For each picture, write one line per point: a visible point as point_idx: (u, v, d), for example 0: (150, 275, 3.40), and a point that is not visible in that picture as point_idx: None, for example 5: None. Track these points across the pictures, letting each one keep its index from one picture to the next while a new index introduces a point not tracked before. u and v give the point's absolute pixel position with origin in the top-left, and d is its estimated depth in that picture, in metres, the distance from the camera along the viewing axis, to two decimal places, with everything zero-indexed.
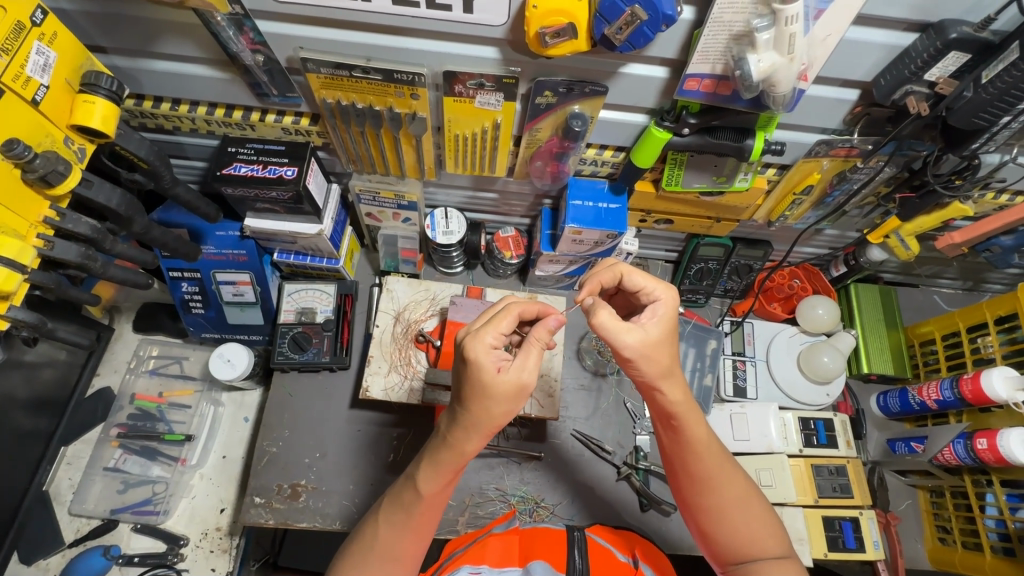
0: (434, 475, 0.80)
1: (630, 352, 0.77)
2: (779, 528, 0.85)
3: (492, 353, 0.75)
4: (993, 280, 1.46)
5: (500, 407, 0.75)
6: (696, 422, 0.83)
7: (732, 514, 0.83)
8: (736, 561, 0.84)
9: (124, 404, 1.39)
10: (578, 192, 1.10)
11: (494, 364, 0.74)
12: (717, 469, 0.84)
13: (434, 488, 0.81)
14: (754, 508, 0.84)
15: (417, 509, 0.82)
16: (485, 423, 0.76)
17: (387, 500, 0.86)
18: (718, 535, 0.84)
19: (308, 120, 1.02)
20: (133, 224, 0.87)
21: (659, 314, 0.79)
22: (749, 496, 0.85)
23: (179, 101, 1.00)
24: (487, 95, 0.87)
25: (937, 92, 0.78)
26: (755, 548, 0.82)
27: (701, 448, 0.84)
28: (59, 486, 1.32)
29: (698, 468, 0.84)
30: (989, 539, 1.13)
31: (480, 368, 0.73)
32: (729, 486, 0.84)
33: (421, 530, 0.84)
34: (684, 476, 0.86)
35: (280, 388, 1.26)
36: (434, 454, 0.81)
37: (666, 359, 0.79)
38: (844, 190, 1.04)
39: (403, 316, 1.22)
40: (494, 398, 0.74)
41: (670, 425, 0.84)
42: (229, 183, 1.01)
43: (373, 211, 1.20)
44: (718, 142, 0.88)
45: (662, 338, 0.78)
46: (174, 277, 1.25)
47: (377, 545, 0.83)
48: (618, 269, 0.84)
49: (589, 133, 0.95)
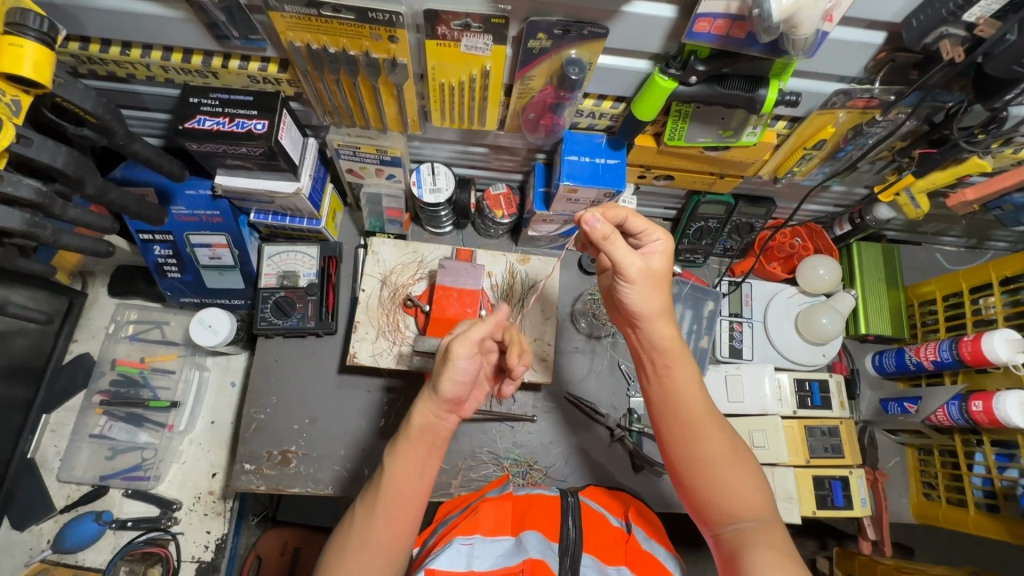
0: (404, 451, 0.80)
1: (633, 273, 0.80)
2: (767, 491, 0.82)
3: (432, 333, 0.81)
4: (997, 238, 1.42)
5: (444, 381, 0.78)
6: (686, 367, 0.85)
7: (721, 468, 0.81)
8: (725, 522, 0.80)
9: (105, 369, 1.35)
10: (574, 146, 1.03)
11: (433, 343, 0.80)
12: (708, 416, 0.84)
13: (409, 464, 0.80)
14: (743, 464, 0.83)
15: (392, 488, 0.80)
16: (433, 398, 0.81)
17: (366, 489, 0.82)
18: (706, 493, 0.81)
19: (276, 66, 0.92)
20: (86, 185, 0.79)
21: (659, 252, 0.83)
22: (738, 450, 0.84)
23: (130, 45, 0.89)
24: (474, 38, 0.78)
25: (975, 35, 0.70)
26: (744, 507, 0.80)
27: (691, 393, 0.84)
28: (45, 453, 1.30)
29: (689, 414, 0.83)
30: (974, 495, 1.15)
31: (422, 348, 0.80)
32: (718, 436, 0.83)
33: (398, 511, 0.79)
34: (674, 425, 0.85)
35: (266, 354, 1.23)
36: (406, 430, 0.81)
37: (662, 295, 0.83)
38: (858, 145, 0.96)
39: (390, 279, 1.17)
40: (439, 379, 0.80)
41: (663, 366, 0.85)
42: (194, 138, 0.93)
43: (354, 167, 1.12)
44: (726, 92, 0.81)
45: (661, 272, 0.82)
46: (145, 239, 1.18)
47: (358, 535, 0.78)
48: (626, 209, 0.81)
49: (587, 82, 0.86)
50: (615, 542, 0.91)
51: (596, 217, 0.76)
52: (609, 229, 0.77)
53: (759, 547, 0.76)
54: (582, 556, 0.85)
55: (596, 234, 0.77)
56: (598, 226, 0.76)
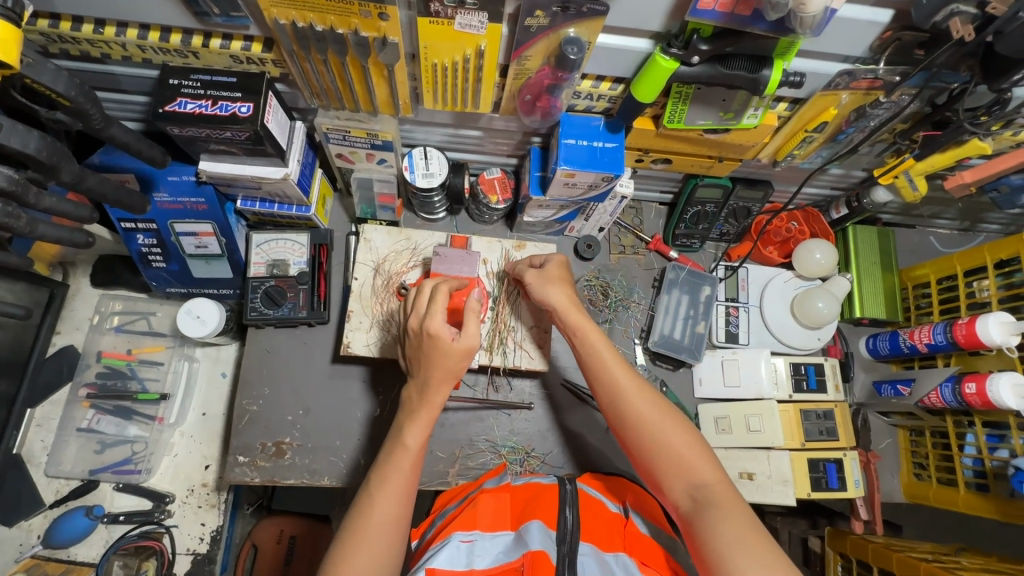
0: (417, 428, 0.88)
1: (529, 279, 1.02)
2: (706, 448, 0.83)
3: (446, 325, 0.87)
4: (991, 220, 1.42)
5: (458, 363, 0.87)
6: (600, 340, 0.93)
7: (652, 430, 0.84)
8: (677, 487, 0.81)
9: (91, 362, 1.31)
10: (571, 129, 1.00)
11: (449, 333, 0.87)
12: (632, 386, 0.89)
13: (421, 440, 0.89)
14: (673, 422, 0.85)
15: (407, 465, 0.87)
16: (445, 376, 0.88)
17: (375, 470, 0.87)
18: (648, 460, 0.84)
19: (260, 45, 0.88)
20: (61, 173, 0.75)
21: (553, 262, 1.04)
22: (668, 412, 0.86)
23: (104, 22, 0.84)
24: (469, 15, 0.75)
25: (986, 13, 0.68)
26: (686, 467, 0.81)
27: (610, 366, 0.91)
28: (32, 448, 1.27)
29: (613, 387, 0.90)
30: (964, 475, 1.16)
31: (438, 339, 0.86)
32: (643, 400, 0.88)
33: (410, 485, 0.86)
34: (606, 401, 0.90)
35: (257, 345, 1.20)
36: (415, 412, 0.89)
37: (564, 289, 0.99)
38: (860, 127, 0.95)
39: (383, 267, 1.14)
40: (449, 356, 0.86)
41: (579, 345, 0.95)
42: (175, 122, 0.89)
43: (344, 151, 1.08)
44: (729, 73, 0.79)
45: (557, 275, 1.02)
46: (128, 228, 1.14)
47: (376, 512, 0.82)
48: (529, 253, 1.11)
49: (585, 62, 0.83)
50: (614, 528, 0.91)
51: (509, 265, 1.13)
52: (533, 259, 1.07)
53: (709, 506, 0.76)
54: (579, 544, 0.84)
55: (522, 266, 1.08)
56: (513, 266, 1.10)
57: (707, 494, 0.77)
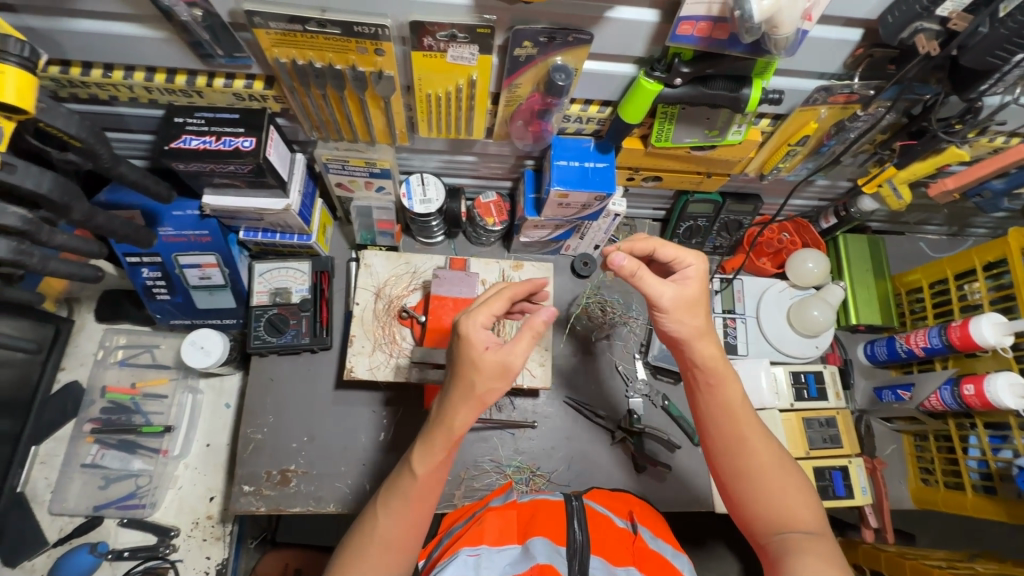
0: (427, 455, 0.80)
1: (665, 303, 0.81)
2: (816, 505, 0.77)
3: (483, 332, 0.79)
4: (978, 224, 1.45)
5: (488, 383, 0.77)
6: (731, 380, 0.83)
7: (767, 477, 0.77)
8: (771, 530, 0.75)
9: (95, 398, 1.32)
10: (563, 151, 1.03)
11: (483, 343, 0.78)
12: (748, 426, 0.80)
13: (433, 467, 0.81)
14: (791, 475, 0.78)
15: (413, 492, 0.81)
16: (469, 397, 0.78)
17: (387, 485, 0.84)
18: (747, 499, 0.78)
19: (261, 83, 0.91)
20: (72, 212, 0.77)
21: (692, 276, 0.83)
22: (784, 462, 0.79)
23: (112, 67, 0.88)
24: (461, 48, 0.79)
25: (949, 29, 0.71)
26: (790, 516, 0.75)
27: (735, 409, 0.82)
28: (36, 486, 1.27)
29: (734, 430, 0.81)
30: (971, 478, 1.17)
31: (469, 346, 0.78)
32: (769, 453, 0.79)
33: (416, 513, 0.81)
34: (717, 439, 0.82)
35: (261, 373, 1.21)
36: (429, 433, 0.81)
37: (701, 319, 0.82)
38: (841, 139, 0.98)
39: (384, 292, 1.17)
40: (481, 373, 0.77)
41: (707, 383, 0.82)
42: (179, 159, 0.92)
43: (343, 180, 1.11)
44: (711, 92, 0.82)
45: (697, 298, 0.82)
46: (133, 262, 1.16)
47: (375, 534, 0.80)
48: (654, 241, 0.84)
49: (573, 88, 0.87)
50: (623, 544, 0.91)
51: (621, 256, 0.79)
52: (637, 265, 0.79)
53: (800, 555, 0.70)
54: (590, 558, 0.85)
55: (624, 272, 0.79)
56: (625, 264, 0.79)
57: (811, 546, 0.71)
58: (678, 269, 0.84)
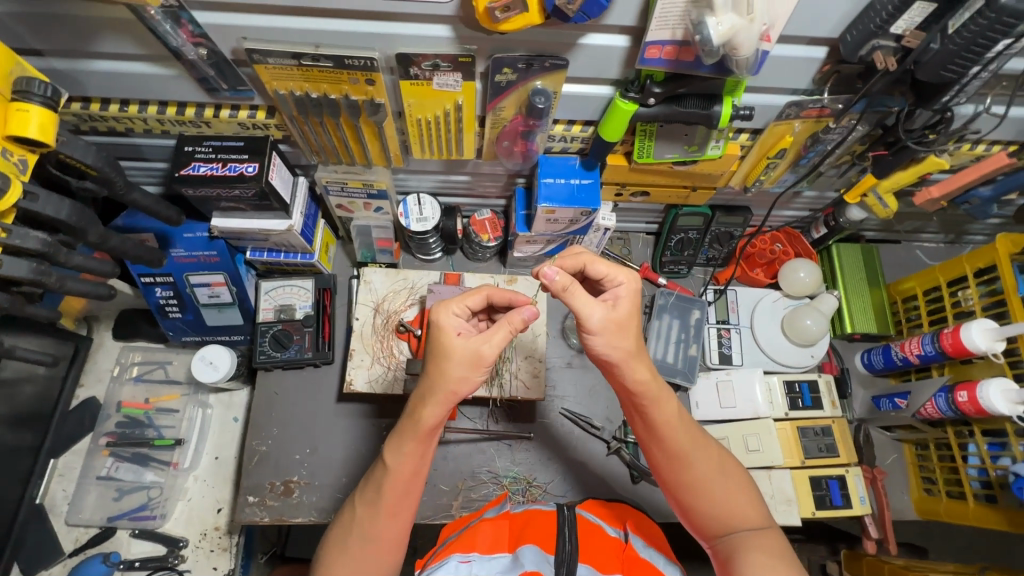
0: (399, 448, 0.81)
1: (594, 325, 0.75)
2: (757, 497, 0.81)
3: (455, 320, 0.81)
4: (974, 232, 1.46)
5: (458, 373, 0.78)
6: (667, 400, 0.80)
7: (711, 486, 0.79)
8: (719, 533, 0.79)
9: (111, 412, 1.38)
10: (550, 169, 1.08)
11: (454, 329, 0.80)
12: (687, 442, 0.80)
13: (404, 462, 0.81)
14: (731, 475, 0.81)
15: (385, 486, 0.82)
16: (440, 387, 0.78)
17: (365, 481, 0.86)
18: (696, 509, 0.80)
19: (264, 112, 0.98)
20: (88, 234, 0.84)
21: (622, 296, 0.78)
22: (724, 467, 0.81)
23: (128, 102, 0.96)
24: (445, 76, 0.84)
25: (904, 46, 0.75)
26: (735, 518, 0.78)
27: (676, 426, 0.80)
28: (54, 498, 1.32)
29: (676, 448, 0.80)
30: (972, 487, 1.15)
31: (441, 332, 0.79)
32: (710, 461, 0.80)
33: (394, 510, 0.82)
34: (659, 454, 0.82)
35: (266, 388, 1.26)
36: (400, 425, 0.83)
37: (635, 339, 0.77)
38: (819, 151, 1.01)
39: (383, 307, 1.21)
40: (451, 359, 0.78)
41: (642, 406, 0.80)
42: (189, 184, 0.98)
43: (343, 202, 1.17)
44: (685, 110, 0.86)
45: (629, 318, 0.77)
46: (147, 282, 1.22)
47: (355, 527, 0.83)
48: (583, 256, 0.81)
49: (554, 110, 0.92)
50: (612, 551, 0.92)
51: (554, 270, 0.76)
52: (568, 280, 0.75)
53: (750, 555, 0.74)
54: (578, 565, 0.87)
55: (556, 287, 0.75)
56: (557, 278, 0.75)
57: (761, 542, 0.76)
58: (609, 288, 0.79)
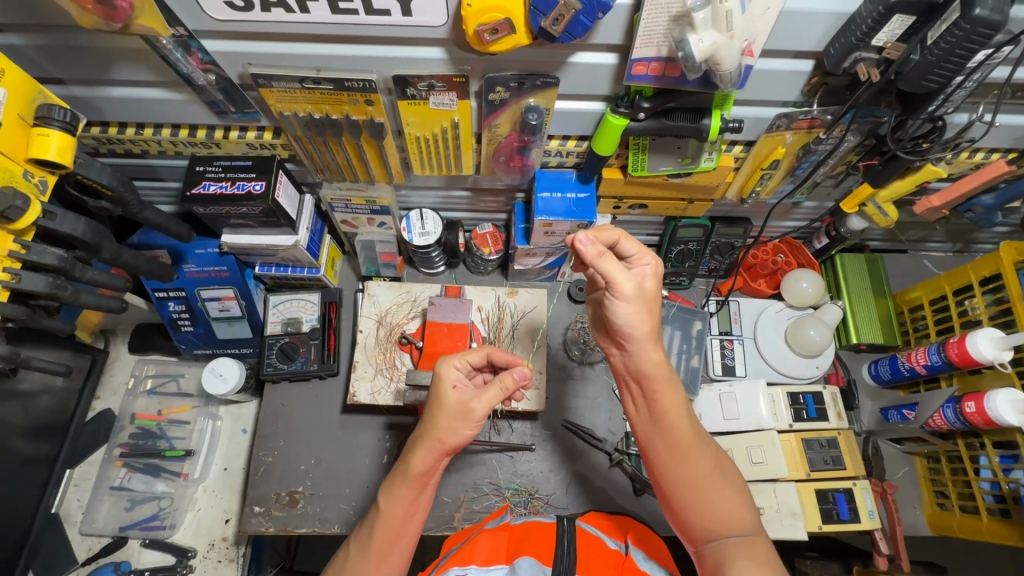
0: (391, 493, 0.85)
1: (625, 293, 0.78)
2: (753, 508, 0.79)
3: (454, 374, 0.87)
4: (982, 240, 1.44)
5: (449, 421, 0.83)
6: (676, 389, 0.82)
7: (706, 483, 0.79)
8: (706, 536, 0.78)
9: (125, 424, 1.42)
10: (546, 183, 1.10)
11: (451, 381, 0.86)
12: (688, 436, 0.81)
13: (394, 508, 0.84)
14: (728, 478, 0.80)
15: (377, 530, 0.84)
16: (430, 435, 0.83)
17: (359, 528, 0.88)
18: (687, 506, 0.79)
19: (270, 133, 1.03)
20: (102, 250, 0.88)
21: (649, 274, 0.81)
22: (724, 469, 0.81)
23: (143, 125, 1.01)
24: (440, 95, 0.87)
25: (886, 58, 0.76)
26: (725, 522, 0.77)
27: (679, 418, 0.82)
28: (69, 507, 1.36)
29: (676, 437, 0.81)
30: (985, 501, 1.12)
31: (439, 381, 0.86)
32: (709, 460, 0.81)
33: (382, 555, 0.83)
34: (657, 446, 0.83)
35: (274, 399, 1.29)
36: (394, 470, 0.87)
37: (654, 318, 0.81)
38: (812, 162, 1.02)
39: (386, 320, 1.24)
40: (443, 408, 0.83)
41: (652, 389, 0.82)
42: (199, 203, 1.03)
43: (348, 218, 1.21)
44: (675, 124, 0.88)
45: (651, 296, 0.81)
46: (161, 297, 1.27)
47: (345, 569, 0.83)
48: (617, 231, 0.81)
49: (548, 126, 0.95)
50: (611, 564, 0.91)
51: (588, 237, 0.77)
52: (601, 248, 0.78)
53: (734, 561, 0.73)
54: None
55: (590, 253, 0.77)
56: (590, 247, 0.77)
57: (745, 550, 0.74)
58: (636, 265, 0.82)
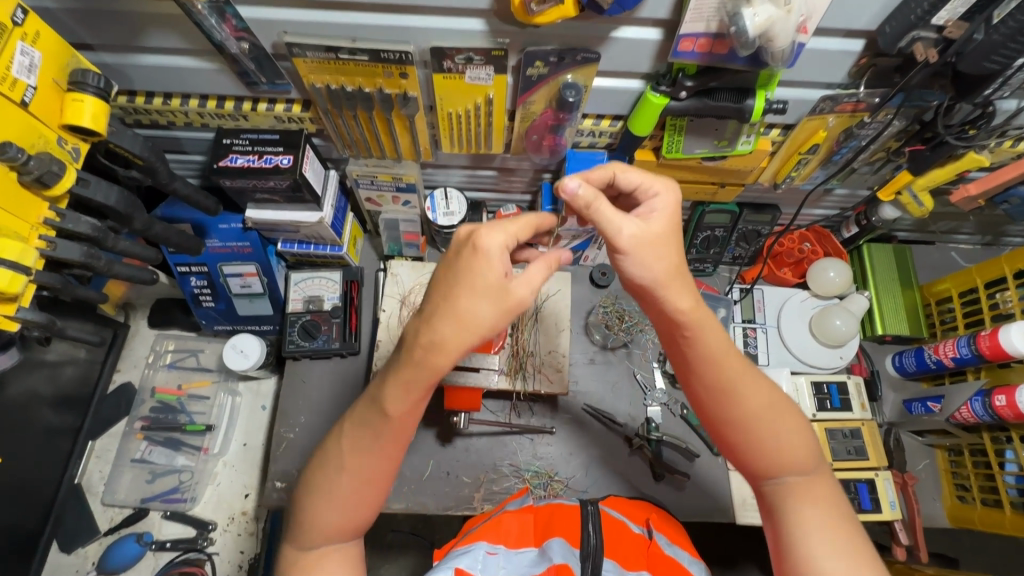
0: (403, 397, 0.66)
1: (625, 243, 0.67)
2: (809, 437, 0.77)
3: (504, 255, 0.63)
4: (1013, 233, 1.41)
5: (493, 313, 0.62)
6: (713, 329, 0.73)
7: (763, 425, 0.74)
8: (768, 476, 0.77)
9: (145, 398, 1.43)
10: (578, 164, 1.05)
11: (502, 267, 0.62)
12: (734, 377, 0.74)
13: (404, 408, 0.67)
14: (784, 414, 0.75)
15: (385, 429, 0.69)
16: (465, 328, 0.61)
17: (350, 419, 0.72)
18: (744, 451, 0.76)
19: (299, 106, 1.01)
20: (133, 221, 0.88)
21: (657, 210, 0.71)
22: (778, 404, 0.76)
23: (171, 95, 0.99)
24: (477, 69, 0.85)
25: (946, 37, 0.74)
26: (786, 461, 0.75)
27: (721, 358, 0.74)
28: (91, 479, 1.37)
29: (722, 380, 0.74)
30: (1008, 494, 1.11)
31: (484, 266, 0.62)
32: (762, 400, 0.75)
33: (389, 449, 0.71)
34: (703, 391, 0.76)
35: (293, 376, 1.27)
36: (402, 369, 0.65)
37: (672, 257, 0.69)
38: (852, 147, 1.00)
39: (409, 300, 1.23)
40: (488, 304, 0.61)
41: (683, 337, 0.73)
42: (226, 176, 1.01)
43: (372, 195, 1.20)
44: (717, 104, 0.86)
45: (665, 233, 0.69)
46: (183, 272, 1.26)
47: (345, 462, 0.71)
48: (611, 166, 0.72)
49: (585, 103, 0.93)
50: (637, 547, 0.92)
51: (575, 182, 0.64)
52: (592, 193, 0.64)
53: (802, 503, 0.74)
54: (602, 561, 0.87)
55: (579, 203, 0.64)
56: (579, 192, 0.63)
57: (809, 486, 0.75)
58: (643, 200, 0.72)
